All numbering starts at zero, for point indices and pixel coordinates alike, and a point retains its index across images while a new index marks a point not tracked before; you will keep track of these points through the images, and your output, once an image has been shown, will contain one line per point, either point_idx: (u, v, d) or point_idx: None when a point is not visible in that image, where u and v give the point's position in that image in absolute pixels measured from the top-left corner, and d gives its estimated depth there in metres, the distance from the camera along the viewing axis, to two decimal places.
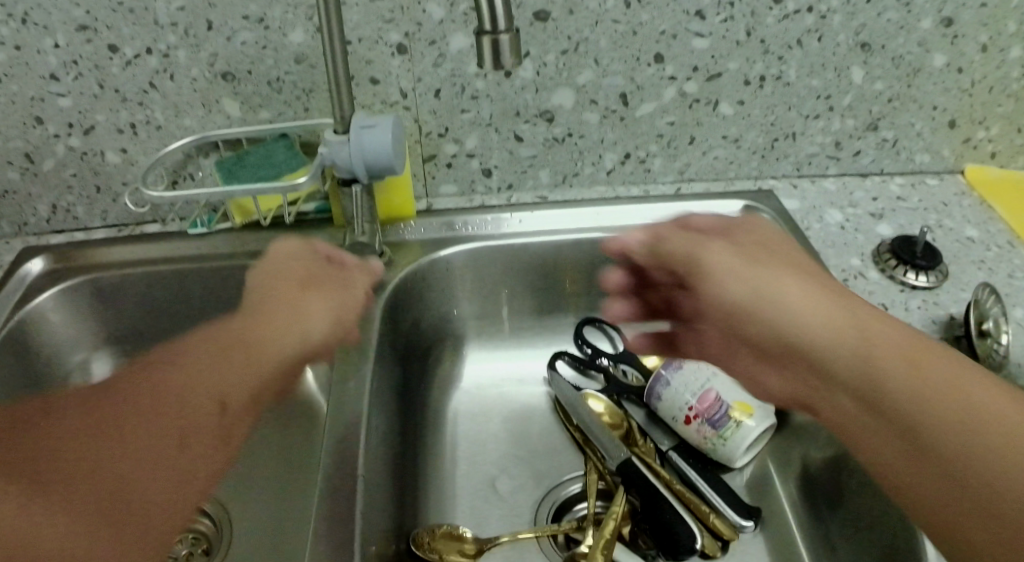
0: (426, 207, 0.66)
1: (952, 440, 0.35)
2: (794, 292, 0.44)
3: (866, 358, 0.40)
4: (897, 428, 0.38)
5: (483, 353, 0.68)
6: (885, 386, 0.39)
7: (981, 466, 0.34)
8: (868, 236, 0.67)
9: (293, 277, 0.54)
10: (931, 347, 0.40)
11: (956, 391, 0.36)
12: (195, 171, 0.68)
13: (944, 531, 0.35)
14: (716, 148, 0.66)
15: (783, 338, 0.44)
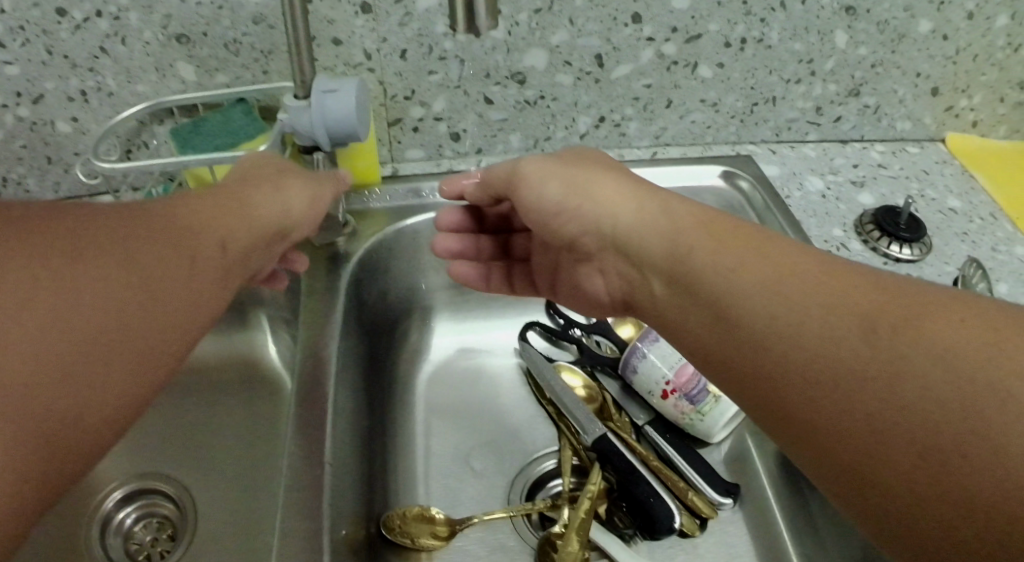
0: (391, 173, 0.63)
1: (766, 313, 0.35)
2: (609, 186, 0.45)
3: (687, 242, 0.40)
4: (710, 308, 0.38)
5: (451, 324, 0.65)
6: (697, 267, 0.39)
7: (802, 335, 0.33)
8: (850, 204, 0.65)
9: (276, 167, 0.52)
10: (722, 228, 0.40)
11: (791, 272, 0.36)
12: (149, 139, 0.65)
13: (763, 405, 0.35)
14: (693, 112, 0.64)
15: (598, 228, 0.45)
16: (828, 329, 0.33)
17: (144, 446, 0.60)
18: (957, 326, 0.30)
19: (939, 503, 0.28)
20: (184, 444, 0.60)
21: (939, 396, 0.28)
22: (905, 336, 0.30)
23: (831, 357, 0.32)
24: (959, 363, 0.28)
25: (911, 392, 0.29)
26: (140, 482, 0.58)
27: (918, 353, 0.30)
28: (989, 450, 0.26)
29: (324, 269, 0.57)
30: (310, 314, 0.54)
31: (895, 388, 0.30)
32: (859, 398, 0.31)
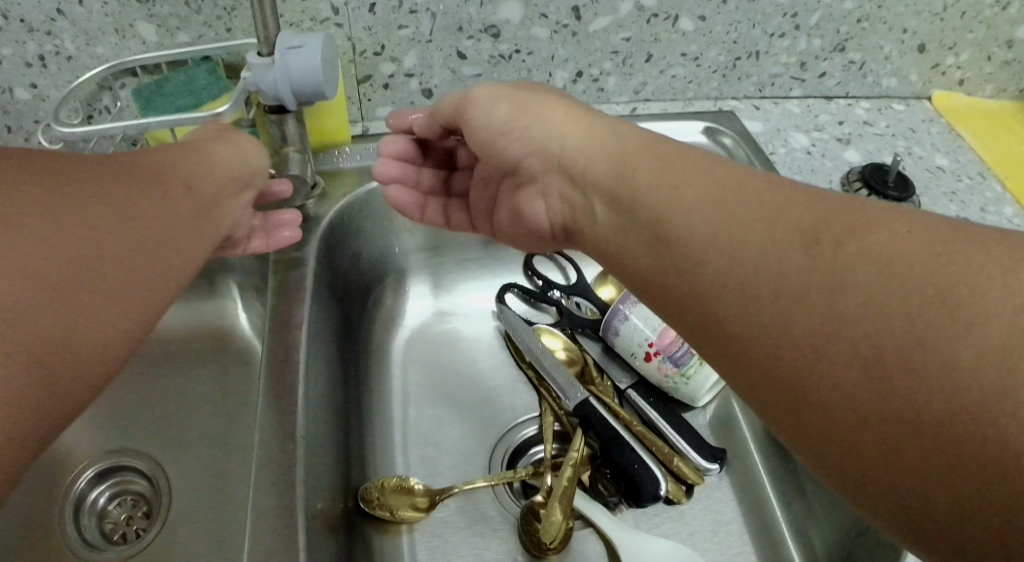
0: (361, 132, 0.61)
1: (707, 229, 0.35)
2: (559, 115, 0.45)
3: (634, 166, 0.40)
4: (652, 227, 0.38)
5: (427, 287, 0.63)
6: (641, 188, 0.39)
7: (743, 249, 0.33)
8: (836, 161, 0.63)
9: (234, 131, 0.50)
10: (666, 150, 0.40)
11: (735, 188, 0.36)
12: (112, 103, 0.62)
13: (699, 326, 0.34)
14: (675, 67, 0.62)
15: (543, 150, 0.45)
16: (770, 244, 0.32)
17: (116, 422, 0.58)
18: (903, 238, 0.29)
19: (878, 416, 0.27)
20: (156, 418, 0.58)
21: (884, 306, 0.28)
22: (849, 250, 0.30)
23: (773, 271, 0.31)
24: (904, 273, 0.28)
25: (855, 303, 0.28)
26: (112, 460, 0.56)
27: (864, 264, 0.29)
28: (935, 360, 0.26)
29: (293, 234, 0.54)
30: (279, 280, 0.51)
31: (838, 298, 0.29)
32: (800, 310, 0.30)
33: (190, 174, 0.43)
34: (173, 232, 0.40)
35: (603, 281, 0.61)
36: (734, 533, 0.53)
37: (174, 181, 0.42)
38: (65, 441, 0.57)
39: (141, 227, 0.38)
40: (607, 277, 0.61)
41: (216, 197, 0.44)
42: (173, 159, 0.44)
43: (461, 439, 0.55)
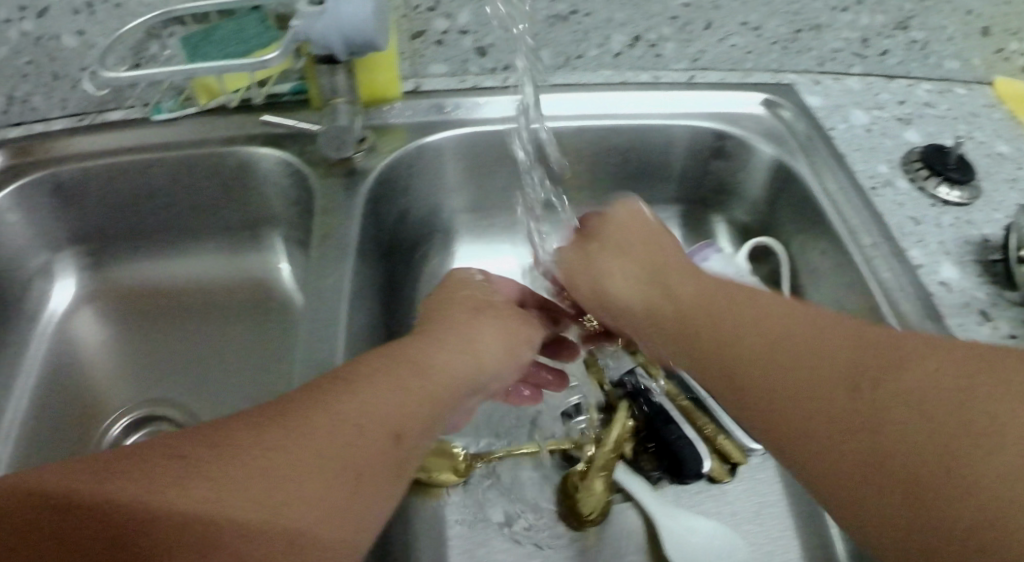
0: (413, 88, 0.58)
1: (780, 378, 0.37)
2: (611, 267, 0.49)
3: (693, 316, 0.43)
4: (726, 371, 0.40)
5: (475, 245, 0.61)
6: (708, 334, 0.41)
7: (796, 390, 0.36)
8: (896, 141, 0.61)
9: (471, 305, 0.50)
10: (720, 297, 0.43)
11: (786, 327, 0.39)
12: (160, 51, 0.61)
13: (773, 430, 0.37)
14: (735, 36, 0.59)
15: (602, 294, 0.49)
16: (824, 366, 0.35)
17: (154, 371, 0.60)
18: (934, 372, 0.32)
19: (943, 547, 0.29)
20: (190, 368, 0.60)
21: (931, 427, 0.30)
22: (885, 392, 0.33)
23: (824, 412, 0.34)
24: (947, 380, 0.31)
25: (910, 426, 0.31)
26: (149, 409, 0.58)
27: (898, 406, 0.32)
28: (967, 476, 0.28)
29: (340, 186, 0.53)
30: (324, 232, 0.50)
31: (894, 431, 0.31)
32: (852, 441, 0.33)
33: (433, 402, 0.42)
34: (366, 467, 0.36)
35: None
36: (776, 517, 0.51)
37: (413, 395, 0.40)
38: (105, 388, 0.60)
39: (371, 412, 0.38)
40: None
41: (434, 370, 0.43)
42: (404, 371, 0.42)
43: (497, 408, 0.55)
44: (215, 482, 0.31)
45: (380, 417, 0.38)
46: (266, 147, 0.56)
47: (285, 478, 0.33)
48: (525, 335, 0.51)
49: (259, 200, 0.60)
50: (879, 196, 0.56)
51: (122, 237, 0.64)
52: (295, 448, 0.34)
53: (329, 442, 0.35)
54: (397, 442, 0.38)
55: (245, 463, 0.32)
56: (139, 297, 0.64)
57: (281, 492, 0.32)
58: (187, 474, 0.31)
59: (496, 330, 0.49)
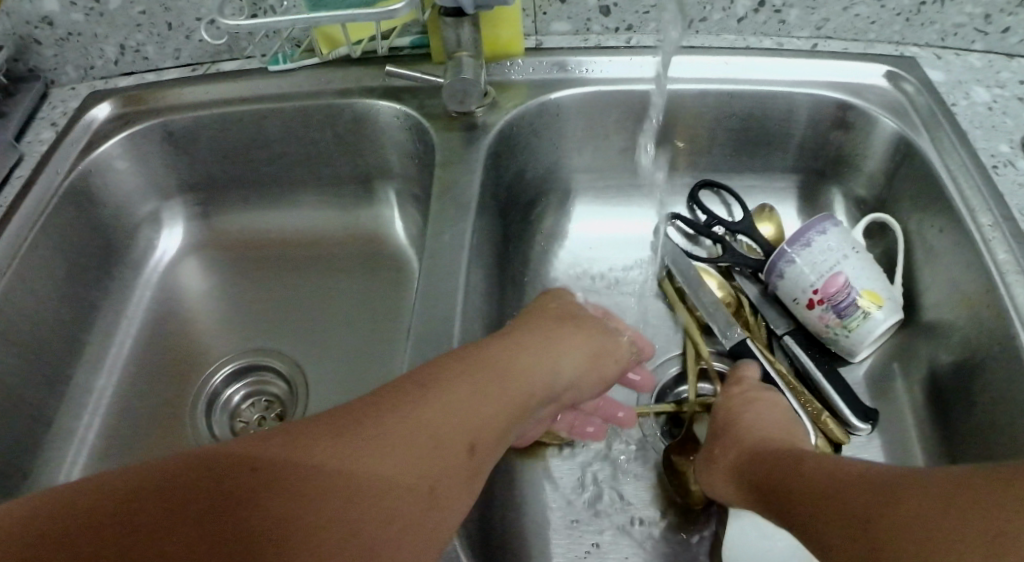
0: (534, 46, 0.57)
1: (815, 509, 0.37)
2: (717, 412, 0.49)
3: (763, 458, 0.44)
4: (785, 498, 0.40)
5: (592, 206, 0.62)
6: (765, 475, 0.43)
7: (837, 516, 0.35)
8: (1019, 120, 0.59)
9: (559, 317, 0.48)
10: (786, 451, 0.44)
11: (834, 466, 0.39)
12: (277, 3, 0.62)
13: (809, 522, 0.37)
14: (858, 4, 0.56)
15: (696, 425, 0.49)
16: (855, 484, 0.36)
17: (255, 321, 0.61)
18: (939, 488, 0.31)
19: None
20: (291, 320, 0.61)
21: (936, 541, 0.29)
22: (899, 508, 0.32)
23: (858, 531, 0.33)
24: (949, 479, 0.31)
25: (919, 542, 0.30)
26: (250, 359, 0.59)
27: (914, 512, 0.31)
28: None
29: (459, 140, 0.53)
30: (442, 185, 0.51)
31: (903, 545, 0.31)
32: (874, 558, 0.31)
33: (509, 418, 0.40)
34: (444, 473, 0.34)
35: (762, 216, 0.58)
36: None
37: (492, 403, 0.38)
38: (205, 337, 0.61)
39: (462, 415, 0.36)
40: (765, 213, 0.58)
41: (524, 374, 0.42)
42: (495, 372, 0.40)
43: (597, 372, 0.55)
44: (304, 471, 0.30)
45: (456, 424, 0.36)
46: (384, 100, 0.56)
47: (365, 475, 0.31)
48: (609, 353, 0.48)
49: (370, 153, 0.61)
50: (1000, 176, 0.55)
51: (231, 188, 0.65)
52: (377, 444, 0.32)
53: (426, 442, 0.34)
54: (471, 454, 0.36)
55: (333, 453, 0.31)
56: (246, 248, 0.65)
57: (365, 485, 0.31)
58: (282, 457, 0.30)
59: (581, 345, 0.47)
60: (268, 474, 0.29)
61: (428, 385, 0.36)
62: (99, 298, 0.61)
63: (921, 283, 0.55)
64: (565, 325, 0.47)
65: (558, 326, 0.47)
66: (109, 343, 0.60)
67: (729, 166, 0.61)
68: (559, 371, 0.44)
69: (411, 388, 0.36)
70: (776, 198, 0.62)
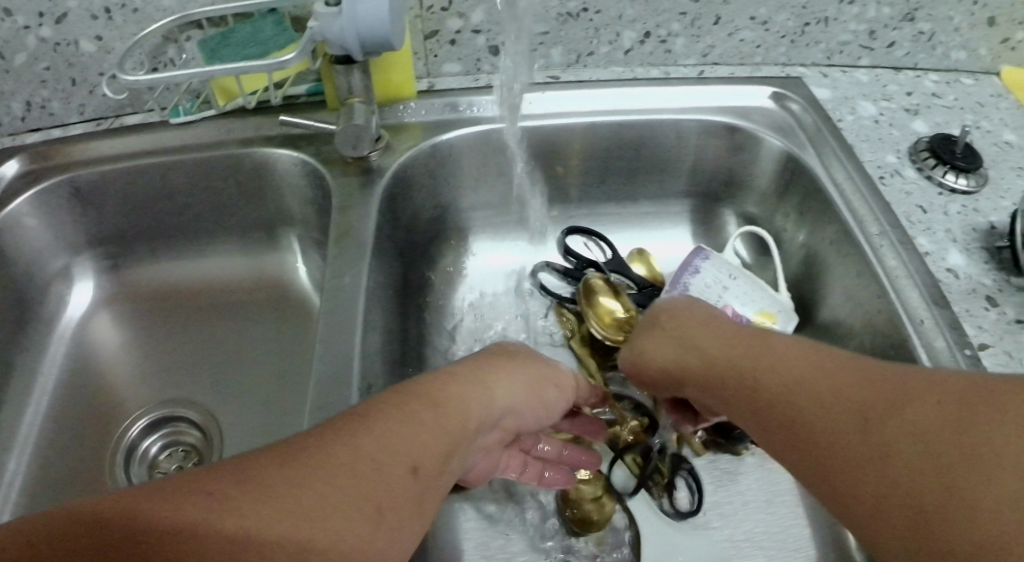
0: (426, 88, 0.60)
1: (801, 404, 0.35)
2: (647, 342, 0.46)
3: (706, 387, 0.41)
4: (737, 387, 0.39)
5: (490, 241, 0.63)
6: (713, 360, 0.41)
7: (811, 417, 0.34)
8: (904, 131, 0.62)
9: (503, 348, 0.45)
10: (729, 332, 0.42)
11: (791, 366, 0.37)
12: (177, 55, 0.62)
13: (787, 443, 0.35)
14: (742, 31, 0.60)
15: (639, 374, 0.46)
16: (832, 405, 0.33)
17: (169, 373, 0.61)
18: (932, 407, 0.30)
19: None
20: (206, 368, 0.61)
21: (930, 465, 0.28)
22: (892, 421, 0.31)
23: (836, 440, 0.32)
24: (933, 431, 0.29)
25: (908, 464, 0.29)
26: (168, 409, 0.59)
27: (906, 432, 0.30)
28: (960, 517, 0.27)
29: (356, 184, 0.54)
30: (341, 230, 0.51)
31: (889, 461, 0.30)
32: (853, 471, 0.31)
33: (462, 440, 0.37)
34: (382, 497, 0.31)
35: (636, 258, 0.59)
36: (789, 505, 0.53)
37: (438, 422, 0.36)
38: (121, 388, 0.61)
39: (390, 454, 0.33)
40: (639, 255, 0.59)
41: (454, 403, 0.37)
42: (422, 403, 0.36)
43: None
44: (233, 503, 0.27)
45: (395, 450, 0.33)
46: (282, 148, 0.57)
47: (301, 495, 0.29)
48: (553, 383, 0.45)
49: (278, 199, 0.61)
50: (887, 186, 0.57)
51: (140, 241, 0.65)
52: (309, 471, 0.30)
53: (336, 477, 0.30)
54: (414, 476, 0.33)
55: (267, 482, 0.29)
56: (156, 298, 0.65)
57: (305, 503, 0.29)
58: (208, 490, 0.28)
59: (520, 370, 0.43)
60: (190, 510, 0.26)
61: (360, 418, 0.34)
62: (14, 357, 0.60)
63: (815, 297, 0.57)
64: (507, 353, 0.44)
65: (500, 353, 0.44)
66: (25, 404, 0.59)
67: (612, 197, 0.63)
68: (500, 398, 0.41)
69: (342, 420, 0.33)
70: (671, 222, 0.64)
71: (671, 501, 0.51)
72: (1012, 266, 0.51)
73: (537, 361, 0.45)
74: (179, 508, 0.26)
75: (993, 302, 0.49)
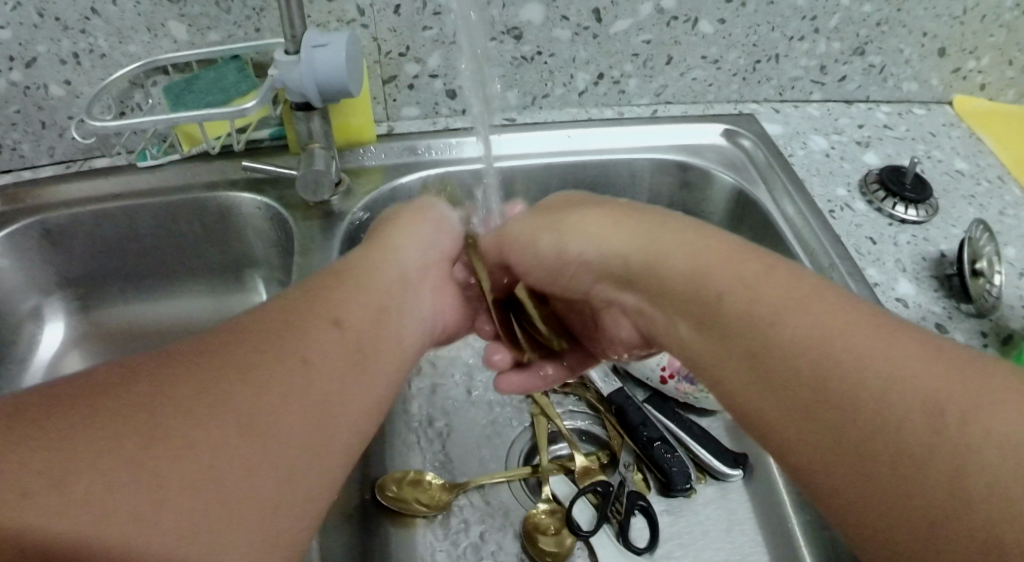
0: (385, 132, 0.62)
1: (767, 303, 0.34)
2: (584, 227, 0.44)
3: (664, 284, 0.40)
4: (706, 308, 0.36)
5: None
6: (685, 269, 0.38)
7: (809, 341, 0.31)
8: (855, 164, 0.63)
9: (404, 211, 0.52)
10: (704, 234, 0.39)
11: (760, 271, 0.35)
12: (144, 100, 0.63)
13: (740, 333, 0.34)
14: (694, 70, 0.63)
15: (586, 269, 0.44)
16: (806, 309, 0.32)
17: None
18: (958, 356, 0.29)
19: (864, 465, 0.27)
20: None
21: (953, 404, 0.26)
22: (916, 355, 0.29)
23: (840, 364, 0.30)
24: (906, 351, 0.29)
25: (927, 397, 0.27)
26: None
27: (933, 366, 0.28)
28: (934, 425, 0.26)
29: (317, 228, 0.55)
30: (301, 271, 0.52)
31: (905, 393, 0.27)
32: (825, 378, 0.30)
33: (361, 391, 0.37)
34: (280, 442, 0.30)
35: None
36: (747, 533, 0.54)
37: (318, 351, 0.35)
38: None
39: (305, 315, 0.37)
40: None
41: (359, 277, 0.43)
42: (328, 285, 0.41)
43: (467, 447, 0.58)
44: (109, 471, 0.24)
45: (309, 323, 0.36)
46: (246, 193, 0.59)
47: (201, 446, 0.27)
48: (443, 231, 0.52)
49: (244, 241, 0.63)
50: (838, 220, 0.58)
51: (109, 283, 0.66)
52: (198, 418, 0.28)
53: (262, 372, 0.32)
54: (334, 327, 0.37)
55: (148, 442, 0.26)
56: (125, 338, 0.66)
57: (211, 402, 0.29)
58: (76, 452, 0.24)
59: (420, 228, 0.50)
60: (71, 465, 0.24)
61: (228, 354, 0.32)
62: None
63: None
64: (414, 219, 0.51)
65: (398, 224, 0.50)
66: None
67: None
68: (408, 258, 0.48)
69: (250, 315, 0.36)
70: None
71: (623, 531, 0.50)
72: (962, 294, 0.53)
73: (429, 226, 0.51)
74: (38, 485, 0.23)
75: (943, 330, 0.51)
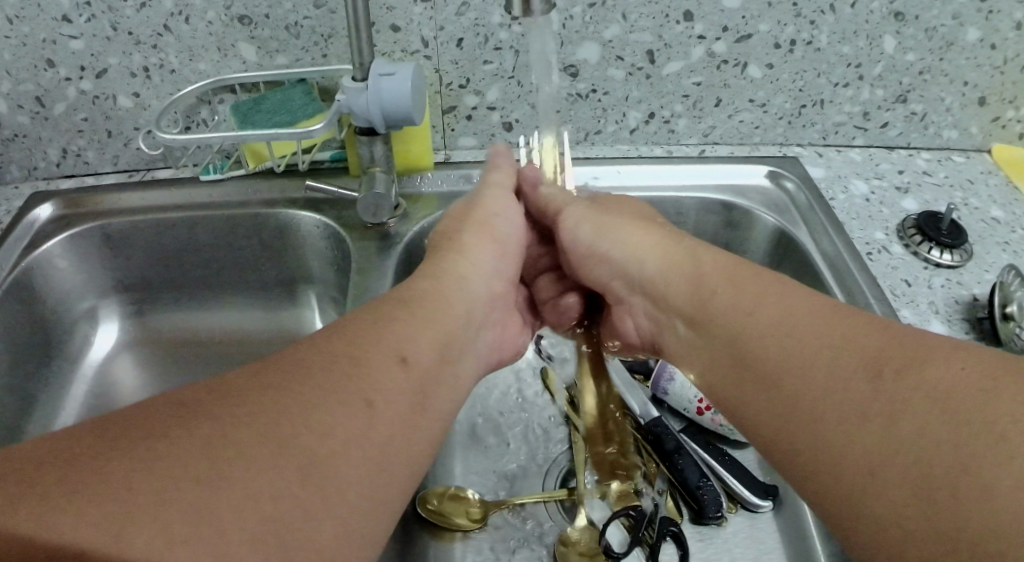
0: (443, 159, 0.66)
1: (773, 321, 0.38)
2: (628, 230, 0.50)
3: (687, 286, 0.44)
4: (735, 358, 0.40)
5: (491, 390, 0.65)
6: (720, 311, 0.41)
7: (813, 378, 0.34)
8: (894, 209, 0.65)
9: (464, 214, 0.54)
10: (740, 274, 0.42)
11: (774, 294, 0.40)
12: (209, 116, 0.66)
13: (753, 358, 0.38)
14: (742, 112, 0.66)
15: (627, 267, 0.50)
16: (812, 319, 0.37)
17: None
18: (960, 373, 0.30)
19: (882, 465, 0.29)
20: None
21: (933, 439, 0.28)
22: (909, 382, 0.31)
23: (840, 408, 0.32)
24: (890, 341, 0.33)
25: (911, 432, 0.29)
26: None
27: None
28: (927, 403, 0.29)
29: (374, 248, 0.59)
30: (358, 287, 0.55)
31: (895, 428, 0.30)
32: (834, 388, 0.33)
33: None
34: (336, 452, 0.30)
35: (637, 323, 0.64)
36: None
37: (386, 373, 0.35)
38: None
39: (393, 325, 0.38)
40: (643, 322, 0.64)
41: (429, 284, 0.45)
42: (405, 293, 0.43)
43: (502, 466, 0.60)
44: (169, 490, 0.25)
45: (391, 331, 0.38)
46: (307, 211, 0.63)
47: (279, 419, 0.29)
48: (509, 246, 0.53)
49: (299, 255, 0.66)
50: (874, 261, 0.59)
51: (164, 290, 0.69)
52: (260, 421, 0.29)
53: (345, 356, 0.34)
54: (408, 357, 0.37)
55: (188, 467, 0.26)
56: (174, 343, 0.68)
57: (291, 397, 0.31)
58: (131, 476, 0.25)
59: (482, 231, 0.52)
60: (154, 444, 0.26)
61: (284, 371, 0.32)
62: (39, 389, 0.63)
63: None
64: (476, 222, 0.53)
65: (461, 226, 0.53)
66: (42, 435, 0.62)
67: None
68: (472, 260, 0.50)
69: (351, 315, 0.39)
70: None
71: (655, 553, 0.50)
72: (993, 337, 0.53)
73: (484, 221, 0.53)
74: (124, 460, 0.25)
75: None
